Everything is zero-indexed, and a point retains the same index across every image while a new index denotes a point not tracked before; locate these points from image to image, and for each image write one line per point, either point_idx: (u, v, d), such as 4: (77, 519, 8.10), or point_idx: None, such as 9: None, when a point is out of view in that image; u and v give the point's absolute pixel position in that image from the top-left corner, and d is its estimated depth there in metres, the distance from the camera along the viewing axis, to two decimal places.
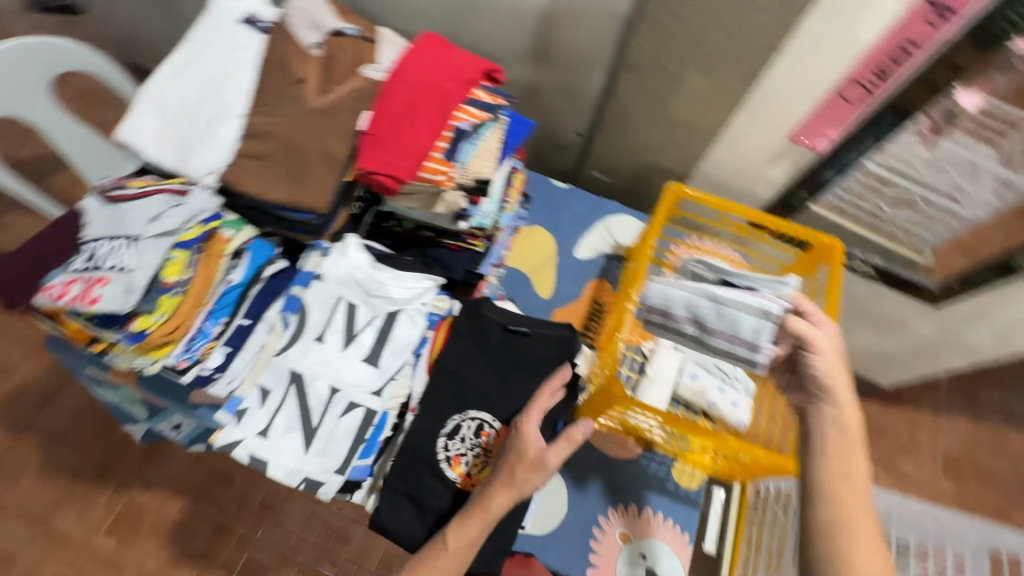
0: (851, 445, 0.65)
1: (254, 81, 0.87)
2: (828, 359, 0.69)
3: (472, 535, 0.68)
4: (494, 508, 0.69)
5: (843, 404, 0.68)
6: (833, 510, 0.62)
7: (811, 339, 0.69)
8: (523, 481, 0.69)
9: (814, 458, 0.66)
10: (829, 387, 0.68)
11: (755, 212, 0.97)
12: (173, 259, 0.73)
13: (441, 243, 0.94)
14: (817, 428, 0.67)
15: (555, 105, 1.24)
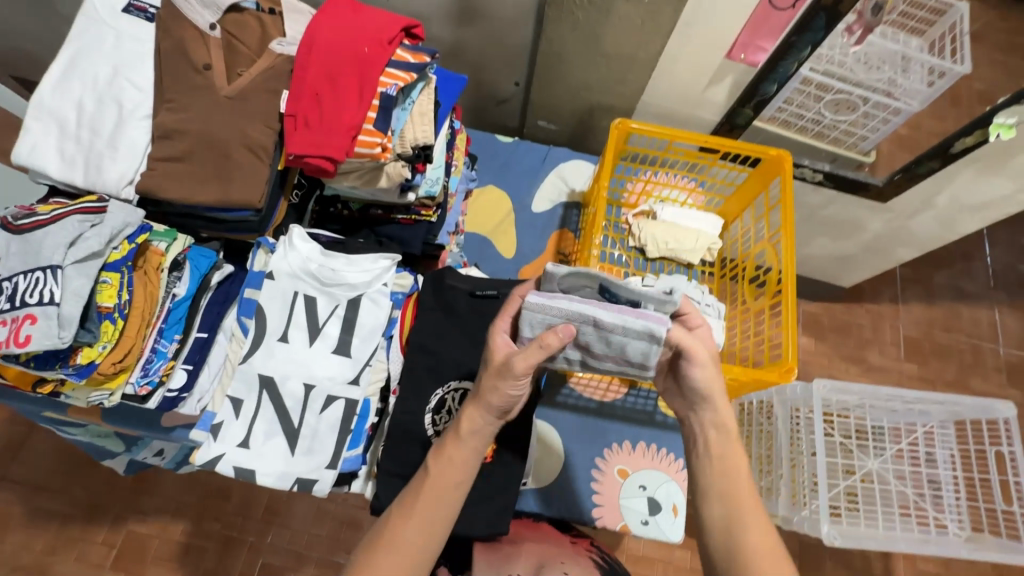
0: (729, 443, 0.63)
1: (154, 76, 0.79)
2: (705, 369, 0.64)
3: (455, 470, 0.62)
4: (466, 429, 0.63)
5: (719, 406, 0.65)
6: (718, 509, 0.61)
7: (690, 351, 0.63)
8: (491, 394, 0.62)
9: (694, 465, 0.64)
10: (710, 397, 0.64)
11: (704, 136, 0.96)
12: (106, 282, 0.68)
13: (392, 219, 0.90)
14: (696, 433, 0.65)
15: (485, 57, 1.19)
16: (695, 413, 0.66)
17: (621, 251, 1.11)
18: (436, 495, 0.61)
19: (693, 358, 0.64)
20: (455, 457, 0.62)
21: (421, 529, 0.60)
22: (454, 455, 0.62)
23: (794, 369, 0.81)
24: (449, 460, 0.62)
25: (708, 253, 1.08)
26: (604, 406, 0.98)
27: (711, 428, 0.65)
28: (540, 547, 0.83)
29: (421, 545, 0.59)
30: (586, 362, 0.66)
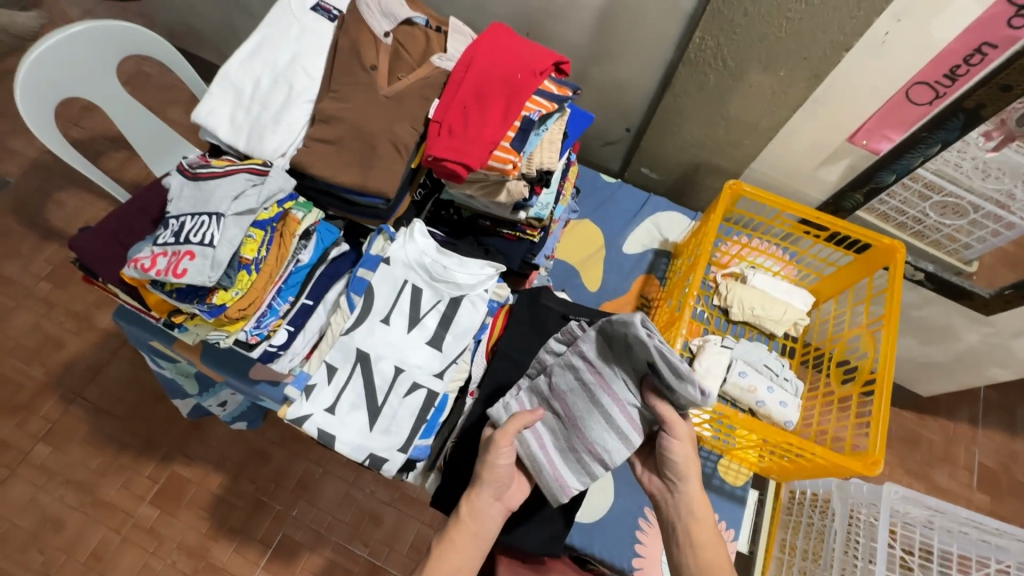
0: (705, 526, 0.68)
1: (324, 67, 0.89)
2: (685, 449, 0.66)
3: (467, 556, 0.66)
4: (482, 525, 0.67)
5: (694, 486, 0.69)
6: None
7: (673, 437, 0.65)
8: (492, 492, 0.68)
9: (676, 548, 0.69)
10: (683, 475, 0.68)
11: (814, 211, 0.96)
12: (251, 237, 0.75)
13: (497, 232, 0.95)
14: (677, 517, 0.69)
15: (603, 101, 1.25)
16: (671, 492, 0.70)
17: (704, 308, 1.10)
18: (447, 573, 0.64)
19: (671, 440, 0.66)
20: (459, 544, 0.66)
21: None
22: (457, 539, 0.66)
23: (880, 463, 0.78)
24: (452, 548, 0.66)
25: (793, 327, 1.06)
26: None
27: (690, 510, 0.69)
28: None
29: None
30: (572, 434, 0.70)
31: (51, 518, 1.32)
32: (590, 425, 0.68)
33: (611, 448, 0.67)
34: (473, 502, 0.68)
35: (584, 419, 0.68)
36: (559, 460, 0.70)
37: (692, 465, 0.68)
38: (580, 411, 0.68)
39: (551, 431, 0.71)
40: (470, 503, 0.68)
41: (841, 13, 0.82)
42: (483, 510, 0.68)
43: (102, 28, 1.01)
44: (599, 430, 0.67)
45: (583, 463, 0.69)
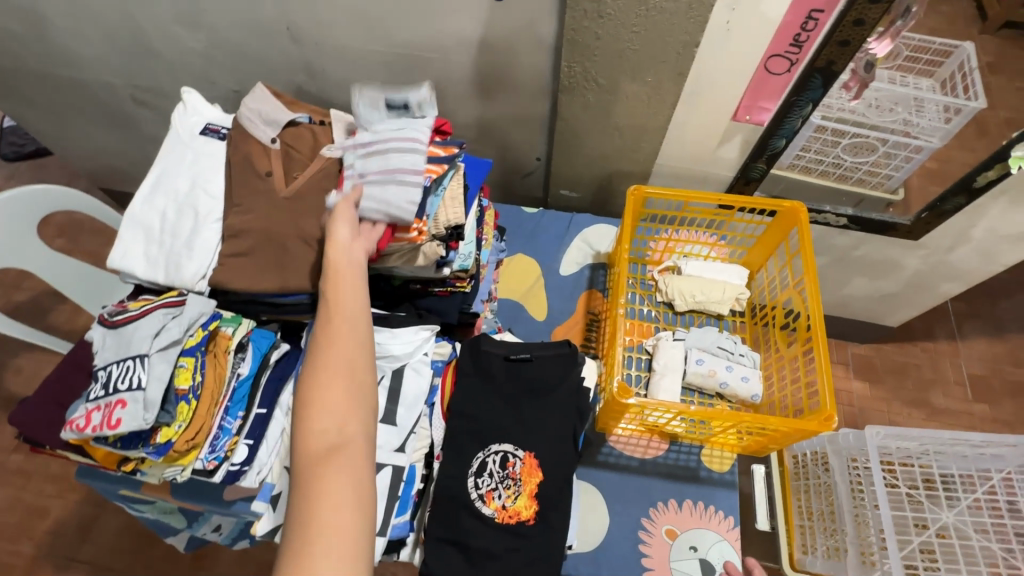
0: None
1: (224, 184, 0.92)
2: None
3: (355, 278, 0.74)
4: (359, 258, 0.77)
5: None
6: None
7: None
8: (351, 232, 0.78)
9: None
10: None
11: (719, 195, 1.00)
12: (183, 366, 0.76)
13: (430, 292, 0.96)
14: None
15: (508, 140, 1.30)
16: None
17: (649, 307, 1.13)
18: (348, 294, 0.72)
19: None
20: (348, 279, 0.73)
21: (347, 325, 0.69)
22: (338, 271, 0.74)
23: (834, 416, 0.81)
24: (343, 281, 0.73)
25: (737, 303, 1.09)
26: (647, 462, 0.97)
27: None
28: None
29: (353, 335, 0.68)
30: (386, 177, 0.82)
31: None
32: (387, 155, 0.83)
33: (409, 147, 0.83)
34: (333, 240, 0.76)
35: (386, 154, 0.83)
36: (393, 196, 0.80)
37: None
38: (377, 159, 0.83)
39: (372, 190, 0.82)
40: (334, 247, 0.76)
41: (679, 16, 0.88)
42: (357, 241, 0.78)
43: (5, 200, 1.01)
44: (402, 152, 0.83)
45: (403, 178, 0.81)
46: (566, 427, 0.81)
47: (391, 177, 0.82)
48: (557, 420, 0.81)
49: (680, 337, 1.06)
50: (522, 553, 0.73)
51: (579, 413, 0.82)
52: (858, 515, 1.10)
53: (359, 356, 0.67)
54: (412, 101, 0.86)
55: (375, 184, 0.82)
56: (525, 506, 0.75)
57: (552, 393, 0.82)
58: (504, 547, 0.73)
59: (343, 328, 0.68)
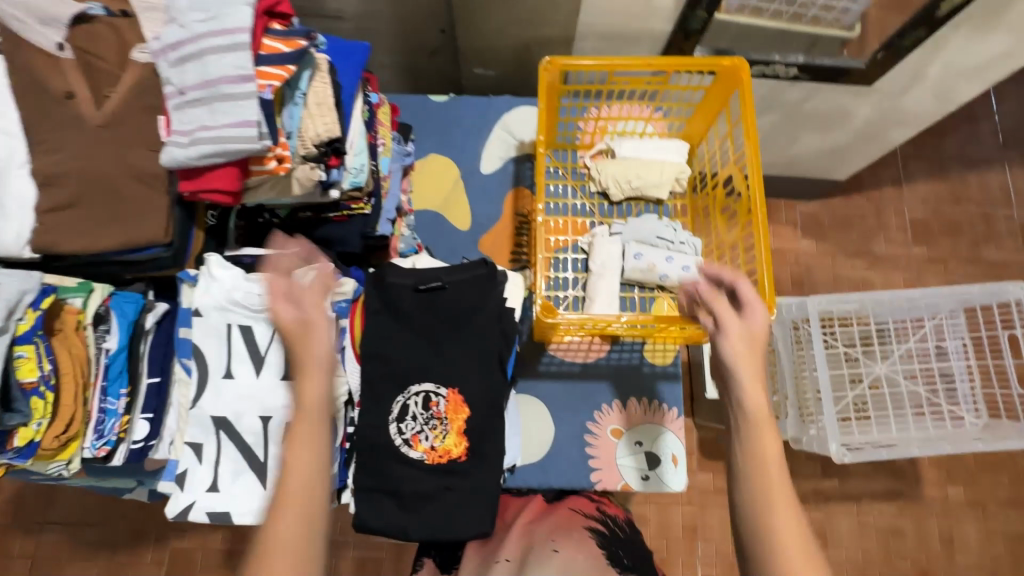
0: (767, 437, 0.58)
1: (20, 114, 0.69)
2: (734, 337, 0.63)
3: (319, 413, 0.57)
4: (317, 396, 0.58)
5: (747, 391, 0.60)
6: (753, 507, 0.55)
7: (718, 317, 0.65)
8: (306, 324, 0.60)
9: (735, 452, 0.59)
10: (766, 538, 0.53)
11: (649, 60, 0.84)
12: (22, 356, 0.65)
13: (325, 219, 0.82)
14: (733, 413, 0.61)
15: (402, 9, 1.05)
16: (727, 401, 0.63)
17: (582, 199, 1.01)
18: (309, 428, 0.56)
19: (724, 323, 0.64)
20: (305, 437, 0.56)
21: (302, 476, 0.54)
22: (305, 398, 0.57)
23: (770, 311, 0.77)
24: (304, 415, 0.57)
25: (677, 185, 0.98)
26: (589, 366, 0.94)
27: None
28: (531, 530, 0.84)
29: (302, 490, 0.53)
30: (212, 97, 0.63)
31: None
32: (207, 61, 0.63)
33: (230, 45, 0.62)
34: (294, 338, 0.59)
35: (203, 61, 0.63)
36: (224, 119, 0.63)
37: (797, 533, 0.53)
38: (195, 70, 0.63)
39: (201, 118, 0.64)
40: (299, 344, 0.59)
41: None
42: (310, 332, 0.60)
43: None
44: (221, 53, 0.62)
45: (232, 93, 0.62)
46: (491, 353, 0.74)
47: (218, 96, 0.63)
48: (480, 351, 0.74)
49: (616, 231, 0.96)
50: (456, 492, 0.71)
51: (504, 335, 0.75)
52: (799, 377, 1.11)
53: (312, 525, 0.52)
54: None
55: (203, 109, 0.64)
56: (455, 444, 0.71)
57: (472, 321, 0.75)
58: (438, 484, 0.71)
59: (292, 489, 0.53)
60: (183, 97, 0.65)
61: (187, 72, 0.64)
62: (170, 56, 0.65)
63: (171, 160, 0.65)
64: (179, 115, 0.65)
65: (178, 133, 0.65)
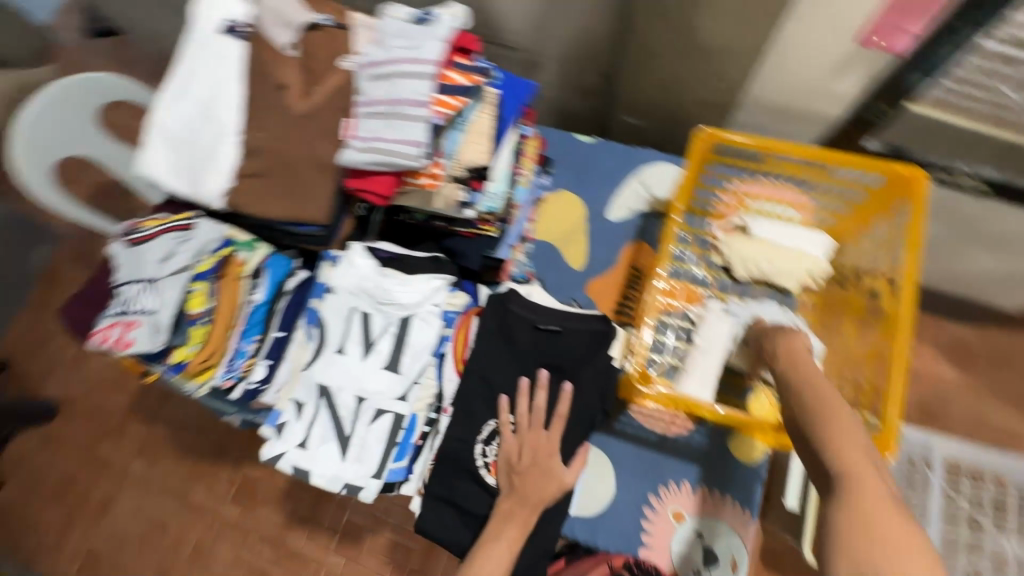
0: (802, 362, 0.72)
1: (243, 95, 0.84)
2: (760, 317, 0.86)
3: (515, 530, 0.75)
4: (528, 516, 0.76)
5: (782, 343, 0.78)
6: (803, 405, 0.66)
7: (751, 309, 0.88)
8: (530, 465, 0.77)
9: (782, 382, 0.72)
10: (816, 411, 0.63)
11: (813, 151, 0.80)
12: (195, 290, 0.76)
13: (454, 232, 0.89)
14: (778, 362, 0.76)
15: (573, 52, 1.08)
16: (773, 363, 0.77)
17: (702, 269, 0.99)
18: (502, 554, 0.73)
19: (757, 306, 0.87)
20: (496, 557, 0.73)
21: (492, 564, 0.73)
22: (515, 512, 0.76)
23: (889, 448, 0.71)
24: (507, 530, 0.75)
25: (808, 278, 0.92)
26: (667, 440, 0.91)
27: (836, 461, 0.58)
28: None
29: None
30: (392, 112, 0.71)
31: (156, 521, 1.54)
32: (396, 82, 0.71)
33: (419, 73, 0.70)
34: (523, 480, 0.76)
35: (393, 81, 0.71)
36: (396, 135, 0.70)
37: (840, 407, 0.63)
38: (385, 87, 0.72)
39: (378, 128, 0.71)
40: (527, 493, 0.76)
41: None
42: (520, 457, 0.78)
43: (74, 87, 1.02)
44: (410, 77, 0.70)
45: (410, 113, 0.69)
46: (588, 411, 0.81)
47: (397, 112, 0.70)
48: (579, 390, 0.80)
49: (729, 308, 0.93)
50: (513, 516, 0.76)
51: (602, 395, 0.80)
52: None
53: None
54: (435, 16, 0.73)
55: (381, 121, 0.71)
56: None
57: (579, 371, 0.80)
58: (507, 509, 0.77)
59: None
60: (369, 108, 0.73)
61: (379, 87, 0.72)
62: (369, 71, 0.74)
63: (345, 159, 0.74)
64: (361, 122, 0.74)
65: (356, 138, 0.74)
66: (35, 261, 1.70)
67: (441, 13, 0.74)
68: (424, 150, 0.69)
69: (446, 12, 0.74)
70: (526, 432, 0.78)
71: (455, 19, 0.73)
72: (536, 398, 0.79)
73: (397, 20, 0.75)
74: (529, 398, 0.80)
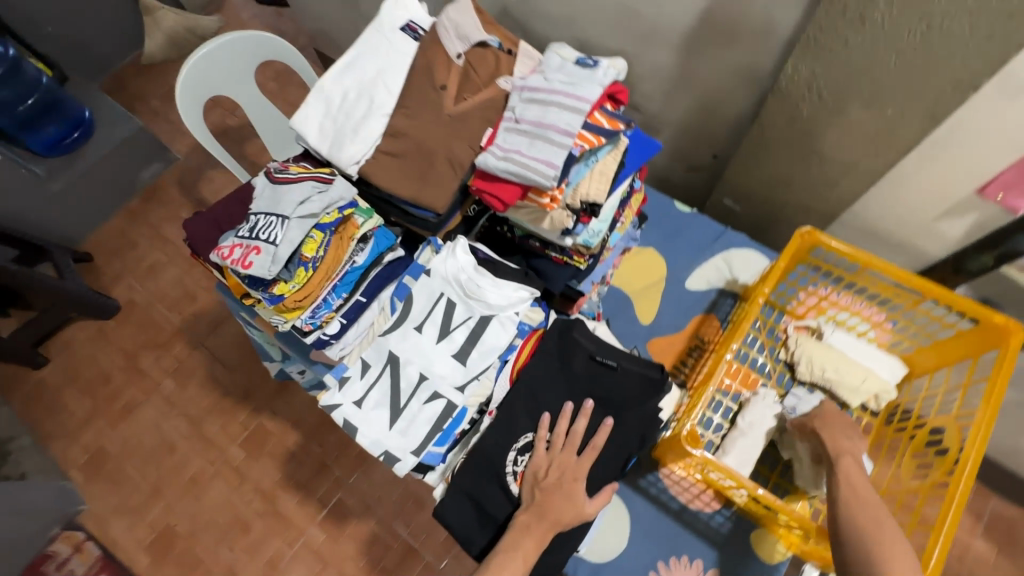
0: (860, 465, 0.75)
1: (402, 84, 0.94)
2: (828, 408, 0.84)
3: (530, 547, 0.74)
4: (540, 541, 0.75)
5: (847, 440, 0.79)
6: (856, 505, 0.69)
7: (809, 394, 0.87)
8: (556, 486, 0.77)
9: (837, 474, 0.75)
10: (874, 521, 0.67)
11: (908, 274, 0.83)
12: (312, 237, 0.84)
13: (545, 254, 0.94)
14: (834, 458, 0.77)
15: (691, 124, 1.16)
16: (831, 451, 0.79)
17: (766, 360, 1.00)
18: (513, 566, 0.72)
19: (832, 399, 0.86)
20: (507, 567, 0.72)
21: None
22: (533, 531, 0.75)
23: None
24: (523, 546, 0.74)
25: (871, 400, 0.92)
26: (687, 511, 0.91)
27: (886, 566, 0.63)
28: None
29: None
30: (537, 135, 0.78)
31: (166, 441, 1.59)
32: (549, 109, 0.79)
33: (572, 107, 0.78)
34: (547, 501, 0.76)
35: (546, 109, 0.79)
36: (535, 154, 0.77)
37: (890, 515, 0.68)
38: (538, 112, 0.80)
39: (520, 145, 0.79)
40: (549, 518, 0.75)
41: (967, 45, 0.68)
42: (547, 475, 0.78)
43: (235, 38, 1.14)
44: (563, 109, 0.78)
45: (553, 139, 0.77)
46: (621, 452, 0.81)
47: (542, 135, 0.78)
48: (618, 429, 0.80)
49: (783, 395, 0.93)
50: (530, 530, 0.75)
51: (640, 440, 0.81)
52: None
53: None
54: (598, 65, 0.82)
55: (526, 139, 0.79)
56: None
57: (623, 412, 0.81)
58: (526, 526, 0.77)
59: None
60: (517, 126, 0.81)
61: (531, 110, 0.81)
62: (526, 95, 0.83)
63: (482, 163, 0.81)
64: (506, 136, 0.82)
65: (498, 147, 0.82)
66: (145, 176, 1.84)
67: (603, 63, 0.83)
68: (557, 173, 0.76)
69: (608, 64, 0.83)
70: (560, 454, 0.79)
71: (615, 72, 0.82)
72: (576, 423, 0.80)
73: (563, 61, 0.85)
74: (569, 421, 0.80)
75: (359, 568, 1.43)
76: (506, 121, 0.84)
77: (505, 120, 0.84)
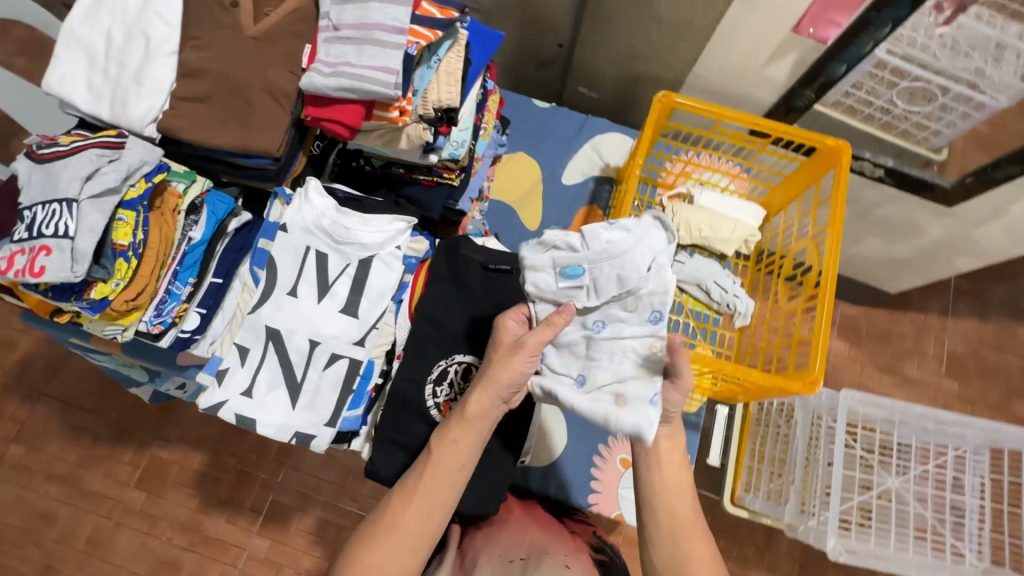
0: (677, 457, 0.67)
1: (181, 12, 0.74)
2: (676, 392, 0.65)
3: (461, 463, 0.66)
4: None
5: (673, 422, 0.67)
6: (670, 515, 0.65)
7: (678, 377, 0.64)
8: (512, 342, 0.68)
9: (643, 469, 0.67)
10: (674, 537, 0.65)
11: (755, 118, 0.88)
12: (122, 220, 0.68)
13: (414, 179, 0.87)
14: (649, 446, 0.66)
15: (530, 13, 1.10)
16: None
17: None
18: (439, 479, 0.65)
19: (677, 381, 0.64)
20: (435, 484, 0.65)
21: (426, 504, 0.65)
22: (458, 437, 0.66)
23: (819, 380, 0.77)
24: (456, 458, 0.66)
25: (743, 245, 1.00)
26: None
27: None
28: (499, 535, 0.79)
29: (420, 529, 0.64)
30: (365, 37, 0.68)
31: (40, 512, 1.32)
32: (371, 7, 0.69)
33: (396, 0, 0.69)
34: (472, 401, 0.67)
35: (367, 7, 0.69)
36: (368, 61, 0.68)
37: (689, 521, 0.65)
38: (359, 11, 0.70)
39: (348, 54, 0.69)
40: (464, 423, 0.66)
41: None
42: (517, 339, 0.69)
43: None
44: (387, 5, 0.69)
45: (385, 38, 0.68)
46: None
47: (371, 37, 0.68)
48: None
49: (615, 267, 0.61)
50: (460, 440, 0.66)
51: None
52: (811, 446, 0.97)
53: (428, 529, 0.64)
54: None
55: (353, 46, 0.69)
56: None
57: None
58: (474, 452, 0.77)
59: (420, 497, 0.65)
60: (338, 33, 0.70)
61: (349, 12, 0.70)
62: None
63: (307, 84, 0.69)
64: (328, 47, 0.70)
65: (322, 62, 0.70)
66: None
67: None
68: (398, 79, 0.68)
69: None
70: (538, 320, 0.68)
71: None
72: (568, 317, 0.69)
73: None
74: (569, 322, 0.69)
75: (316, 559, 1.31)
76: (322, 31, 0.72)
77: (322, 31, 0.73)
